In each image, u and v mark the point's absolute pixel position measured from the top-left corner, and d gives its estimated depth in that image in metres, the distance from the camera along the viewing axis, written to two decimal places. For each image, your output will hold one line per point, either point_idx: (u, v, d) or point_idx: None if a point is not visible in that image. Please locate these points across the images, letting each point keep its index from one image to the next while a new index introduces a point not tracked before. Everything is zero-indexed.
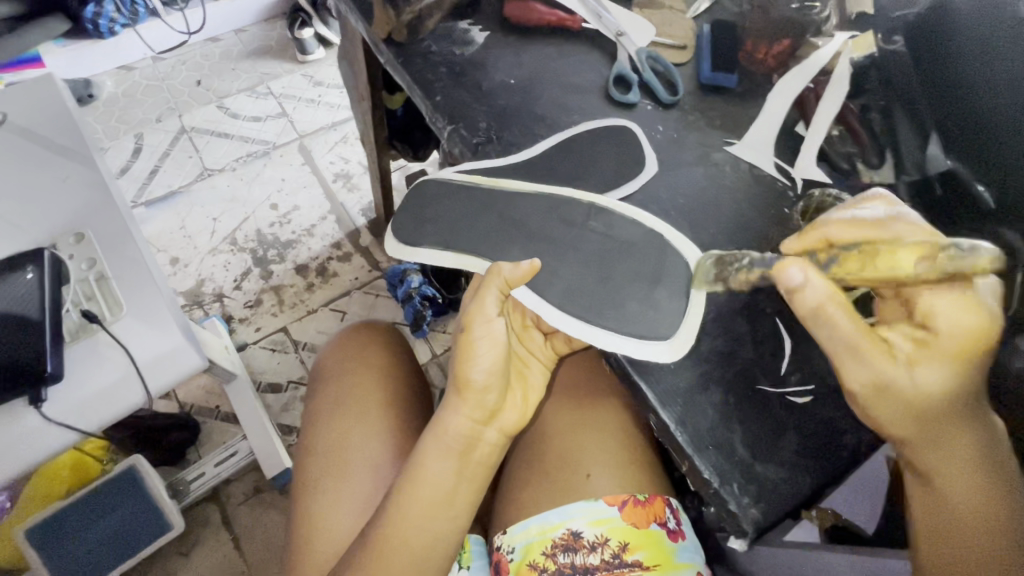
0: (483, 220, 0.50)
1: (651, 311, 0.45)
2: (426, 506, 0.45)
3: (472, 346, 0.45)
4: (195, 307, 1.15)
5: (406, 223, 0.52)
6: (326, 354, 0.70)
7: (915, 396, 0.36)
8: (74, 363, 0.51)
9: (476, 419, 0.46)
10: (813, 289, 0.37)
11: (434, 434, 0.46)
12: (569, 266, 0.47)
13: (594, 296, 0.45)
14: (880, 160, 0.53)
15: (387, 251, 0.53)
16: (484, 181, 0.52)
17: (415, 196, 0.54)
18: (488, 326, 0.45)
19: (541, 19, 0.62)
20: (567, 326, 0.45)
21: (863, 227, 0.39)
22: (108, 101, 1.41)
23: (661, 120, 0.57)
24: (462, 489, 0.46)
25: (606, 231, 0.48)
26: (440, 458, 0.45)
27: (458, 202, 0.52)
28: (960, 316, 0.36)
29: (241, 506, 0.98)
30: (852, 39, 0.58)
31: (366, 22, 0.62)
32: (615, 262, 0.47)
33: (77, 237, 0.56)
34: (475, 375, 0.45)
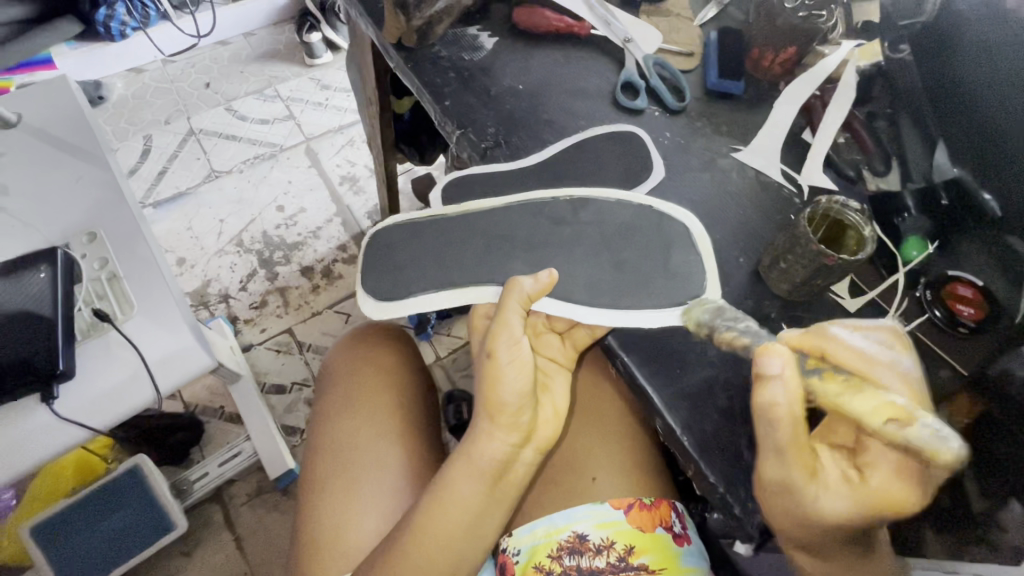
0: (468, 244, 0.51)
1: (671, 278, 0.47)
2: (454, 529, 0.44)
3: (500, 369, 0.43)
4: (201, 307, 1.15)
5: (379, 279, 0.53)
6: (336, 359, 0.69)
7: (810, 510, 0.36)
8: (85, 361, 0.51)
9: (512, 443, 0.44)
10: (778, 389, 0.36)
11: (465, 458, 0.44)
12: (578, 262, 0.49)
13: (617, 284, 0.47)
14: (887, 167, 0.55)
15: (372, 315, 0.53)
16: (446, 213, 0.53)
17: (375, 252, 0.54)
18: (515, 346, 0.44)
19: (549, 25, 0.62)
20: (583, 314, 0.47)
21: (863, 357, 0.38)
22: (118, 103, 1.42)
23: (667, 126, 0.58)
24: (492, 511, 0.45)
25: (599, 219, 0.50)
26: (469, 481, 0.44)
27: (428, 239, 0.53)
28: (894, 480, 0.35)
29: (244, 506, 0.98)
30: (858, 48, 0.59)
31: (376, 27, 0.63)
32: (624, 242, 0.49)
33: (90, 237, 0.57)
34: (506, 398, 0.43)
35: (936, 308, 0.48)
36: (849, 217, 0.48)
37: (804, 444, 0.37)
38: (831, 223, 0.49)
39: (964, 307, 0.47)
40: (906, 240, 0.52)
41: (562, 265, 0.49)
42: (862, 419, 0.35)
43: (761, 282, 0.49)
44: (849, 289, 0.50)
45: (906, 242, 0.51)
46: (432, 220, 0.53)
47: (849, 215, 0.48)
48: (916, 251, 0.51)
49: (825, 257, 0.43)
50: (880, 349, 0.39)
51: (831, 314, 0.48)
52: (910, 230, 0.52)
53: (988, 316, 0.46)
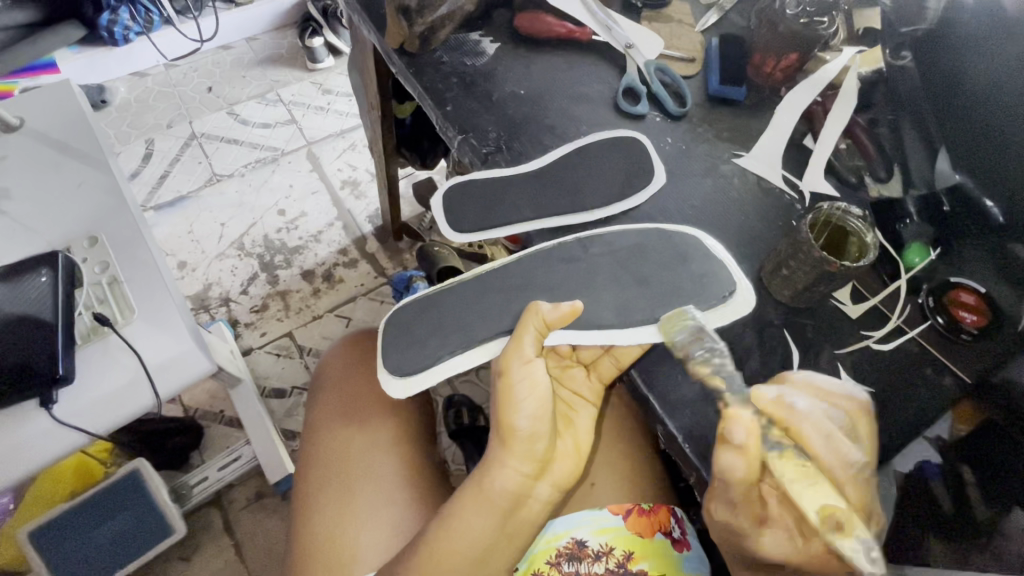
0: (490, 298, 0.50)
1: (696, 280, 0.48)
2: (463, 560, 0.43)
3: (513, 392, 0.43)
4: (202, 311, 1.15)
5: (402, 356, 0.50)
6: (329, 371, 0.68)
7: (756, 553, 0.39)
8: (83, 366, 0.51)
9: (527, 473, 0.44)
10: (737, 455, 0.38)
11: (477, 487, 0.44)
12: (597, 289, 0.49)
13: (640, 303, 0.48)
14: (889, 173, 0.54)
15: (394, 395, 0.49)
16: (464, 279, 0.52)
17: (394, 332, 0.51)
18: (526, 367, 0.44)
19: (551, 31, 0.62)
20: (618, 337, 0.47)
21: (819, 434, 0.38)
22: (121, 106, 1.43)
23: (669, 131, 0.58)
24: (500, 544, 0.44)
25: (612, 247, 0.50)
26: (480, 512, 0.43)
27: (449, 302, 0.51)
28: (821, 566, 0.35)
29: (243, 511, 0.98)
30: (860, 53, 0.59)
31: (378, 33, 0.63)
32: (642, 262, 0.49)
33: (91, 240, 0.57)
34: (521, 424, 0.43)
35: (938, 315, 0.47)
36: (850, 224, 0.48)
37: (755, 496, 0.39)
38: (833, 229, 0.49)
39: (966, 313, 0.46)
40: (908, 247, 0.51)
41: (570, 280, 0.49)
42: (803, 511, 0.36)
43: (763, 287, 0.49)
44: (852, 295, 0.49)
45: (908, 248, 0.51)
46: (446, 291, 0.52)
47: (851, 222, 0.48)
48: (918, 257, 0.50)
49: (829, 263, 0.43)
50: (843, 436, 0.39)
51: (834, 321, 0.48)
52: (912, 236, 0.51)
53: (991, 325, 0.45)
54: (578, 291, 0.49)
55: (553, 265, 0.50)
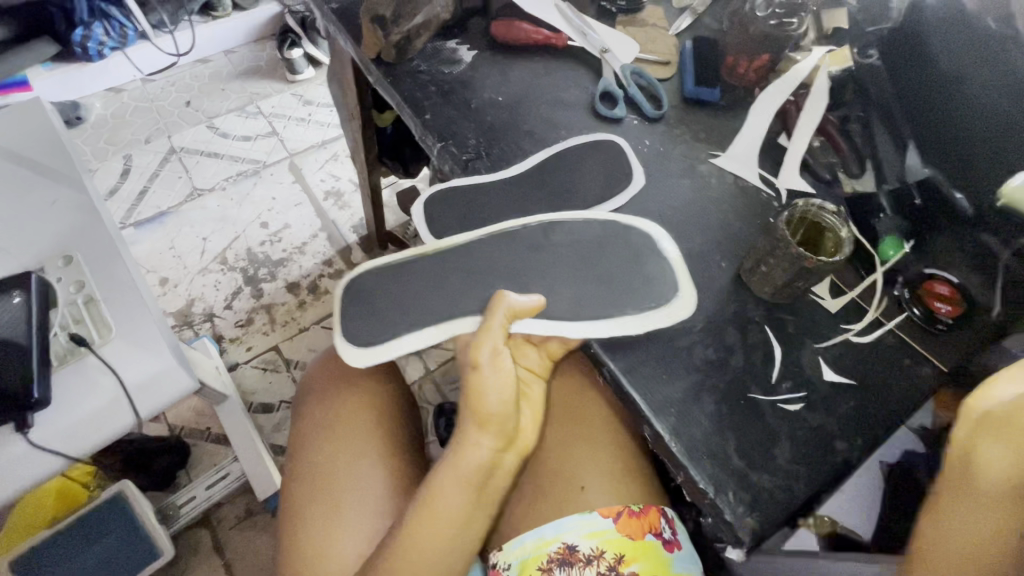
0: (448, 281, 0.50)
1: (646, 279, 0.48)
2: (445, 537, 0.45)
3: (483, 381, 0.45)
4: (185, 327, 1.13)
5: (361, 328, 0.50)
6: (314, 373, 0.68)
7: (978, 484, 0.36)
8: (60, 389, 0.50)
9: (497, 448, 0.46)
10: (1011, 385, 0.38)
11: (452, 467, 0.45)
12: (555, 281, 0.49)
13: (597, 296, 0.48)
14: (861, 169, 0.55)
15: (349, 364, 0.49)
16: (423, 253, 0.51)
17: (353, 303, 0.51)
18: (496, 357, 0.45)
19: (527, 37, 0.63)
20: (568, 329, 0.46)
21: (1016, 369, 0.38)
22: (97, 123, 1.41)
23: (647, 134, 0.58)
24: (477, 517, 0.47)
25: (572, 238, 0.50)
26: (456, 489, 0.45)
27: (407, 279, 0.51)
28: None
29: (234, 529, 0.96)
30: (830, 53, 0.60)
31: (355, 43, 0.63)
32: (600, 257, 0.49)
33: (66, 260, 0.55)
34: (491, 406, 0.45)
35: (914, 307, 0.48)
36: (826, 220, 0.48)
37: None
38: (808, 225, 0.50)
39: (941, 304, 0.48)
40: (883, 240, 0.52)
41: (533, 274, 0.49)
42: None
43: (743, 285, 0.50)
44: (830, 290, 0.50)
45: (883, 242, 0.52)
46: (407, 264, 0.51)
47: (826, 218, 0.48)
48: (893, 250, 0.51)
49: (806, 259, 0.43)
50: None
51: (814, 315, 0.49)
52: (886, 230, 0.52)
53: (964, 313, 0.47)
54: (561, 292, 0.48)
55: (515, 253, 0.50)
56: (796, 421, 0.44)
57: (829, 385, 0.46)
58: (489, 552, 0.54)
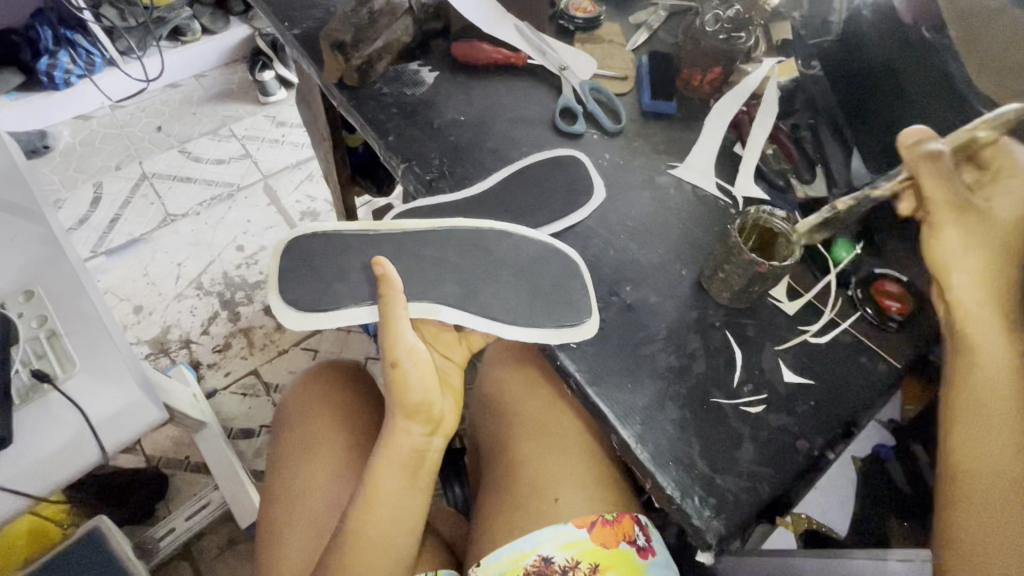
0: (401, 263, 0.50)
1: (563, 301, 0.49)
2: (387, 523, 0.47)
3: (402, 372, 0.46)
4: (161, 355, 1.12)
5: (304, 291, 0.49)
6: (290, 391, 0.69)
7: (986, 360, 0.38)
8: (23, 426, 0.49)
9: (426, 434, 0.48)
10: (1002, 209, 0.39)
11: (386, 455, 0.48)
12: (498, 286, 0.49)
13: (537, 304, 0.49)
14: (812, 175, 0.57)
15: (286, 324, 0.49)
16: (375, 230, 0.51)
17: (297, 263, 0.50)
18: (410, 348, 0.47)
19: (487, 57, 0.64)
20: (506, 331, 0.48)
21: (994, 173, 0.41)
22: (65, 151, 1.39)
23: (607, 148, 0.60)
24: (417, 500, 0.49)
25: (517, 250, 0.50)
26: (393, 475, 0.47)
27: (361, 252, 0.50)
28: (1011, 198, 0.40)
29: (216, 560, 0.94)
30: (779, 64, 0.63)
31: (317, 67, 0.64)
32: (532, 274, 0.50)
33: (27, 294, 0.55)
34: (414, 398, 0.47)
35: (868, 305, 0.50)
36: (777, 225, 0.50)
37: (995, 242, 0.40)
38: (761, 231, 0.51)
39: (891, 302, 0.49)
40: (835, 243, 0.54)
41: (483, 281, 0.49)
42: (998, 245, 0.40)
43: (704, 292, 0.51)
44: (788, 293, 0.52)
45: (837, 243, 0.54)
46: (358, 236, 0.51)
47: (777, 224, 0.50)
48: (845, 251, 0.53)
49: (758, 264, 0.45)
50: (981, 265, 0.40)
51: (772, 318, 0.50)
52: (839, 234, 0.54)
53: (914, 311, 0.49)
54: (518, 308, 0.48)
55: (461, 251, 0.50)
56: (758, 423, 0.45)
57: (789, 386, 0.47)
58: (468, 567, 0.54)
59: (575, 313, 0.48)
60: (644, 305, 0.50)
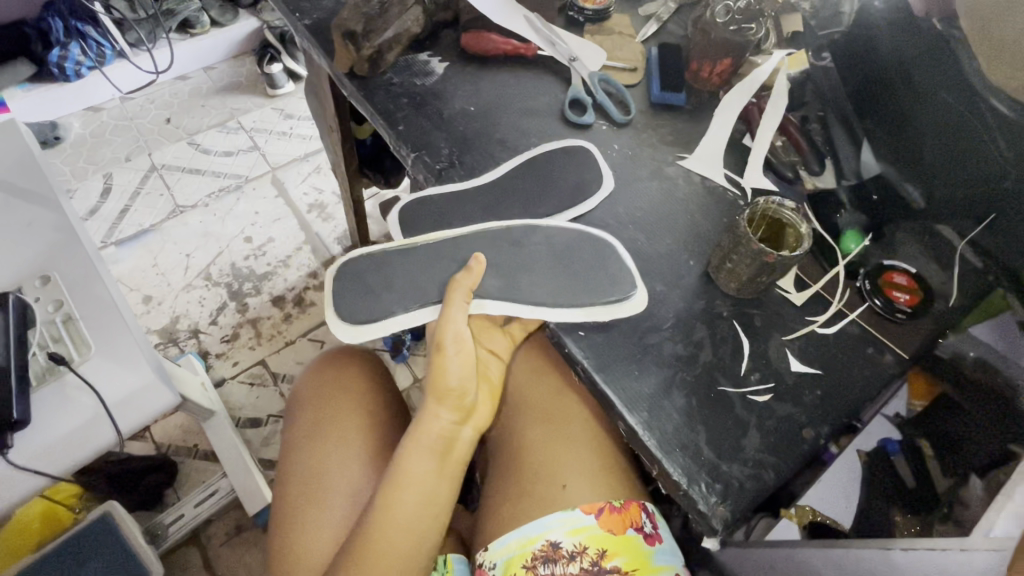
0: (440, 268, 0.51)
1: (607, 278, 0.50)
2: (415, 506, 0.48)
3: (445, 361, 0.47)
4: (170, 344, 1.13)
5: (353, 304, 0.51)
6: (303, 376, 0.70)
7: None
8: (41, 408, 0.50)
9: (455, 420, 0.49)
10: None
11: (416, 438, 0.49)
12: (538, 275, 0.51)
13: (580, 285, 0.50)
14: (821, 167, 0.57)
15: (342, 339, 0.50)
16: (417, 242, 0.53)
17: (347, 281, 0.52)
18: (459, 340, 0.47)
19: (496, 48, 0.64)
20: (551, 314, 0.49)
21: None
22: (76, 142, 1.41)
23: (616, 139, 0.60)
24: (442, 487, 0.49)
25: (551, 240, 0.53)
26: (422, 459, 0.48)
27: (402, 263, 0.52)
28: None
29: (223, 546, 0.96)
30: (788, 57, 0.62)
31: (328, 57, 0.64)
32: (570, 259, 0.52)
33: (44, 280, 0.56)
34: (452, 384, 0.48)
35: (876, 297, 0.50)
36: (786, 216, 0.50)
37: None
38: (769, 221, 0.52)
39: (900, 293, 0.50)
40: (844, 234, 0.54)
41: (522, 273, 0.51)
42: None
43: (712, 282, 0.51)
44: (795, 283, 0.52)
45: (845, 236, 0.54)
46: (402, 250, 0.53)
47: (785, 214, 0.50)
48: (854, 243, 0.53)
49: (766, 254, 0.45)
50: None
51: (780, 309, 0.50)
52: (847, 225, 0.54)
53: (921, 301, 0.49)
54: (560, 292, 0.50)
55: (496, 251, 0.52)
56: (765, 411, 0.45)
57: (795, 376, 0.47)
58: (476, 550, 0.55)
59: (617, 290, 0.49)
60: (651, 294, 0.50)
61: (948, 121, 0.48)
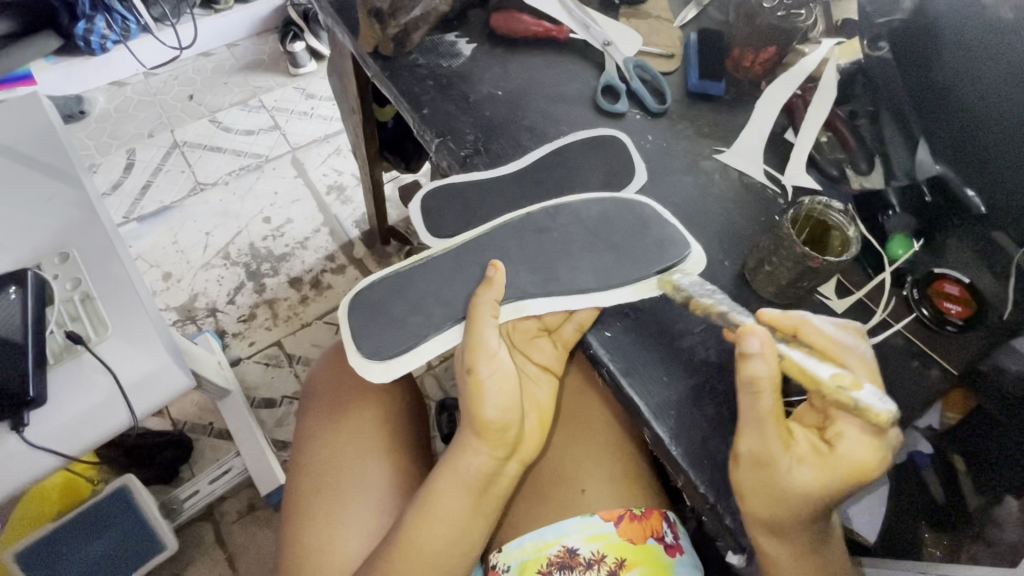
0: (468, 274, 0.49)
1: (657, 244, 0.49)
2: (445, 543, 0.44)
3: (482, 387, 0.44)
4: (188, 322, 1.14)
5: (380, 340, 0.49)
6: (319, 368, 0.68)
7: (782, 480, 0.36)
8: (57, 387, 0.50)
9: (497, 456, 0.45)
10: (761, 364, 0.38)
11: (451, 472, 0.45)
12: (576, 257, 0.49)
13: (620, 262, 0.48)
14: (870, 165, 0.54)
15: (375, 380, 0.48)
16: (430, 257, 0.50)
17: (367, 314, 0.49)
18: (493, 361, 0.45)
19: (527, 30, 0.62)
20: (601, 299, 0.47)
21: (829, 341, 0.40)
22: (100, 116, 1.41)
23: (649, 129, 0.57)
24: (477, 527, 0.45)
25: (580, 217, 0.50)
26: (456, 496, 0.44)
27: (423, 282, 0.50)
28: None
29: (236, 524, 0.97)
30: (839, 45, 0.59)
31: (352, 36, 0.62)
32: (608, 229, 0.50)
33: (62, 257, 0.55)
34: (491, 415, 0.44)
35: (924, 307, 0.47)
36: (833, 219, 0.47)
37: None
38: (815, 224, 0.49)
39: (952, 305, 0.46)
40: (892, 239, 0.51)
41: (563, 261, 0.49)
42: None
43: (747, 284, 0.49)
44: (836, 291, 0.49)
45: (892, 240, 0.51)
46: (415, 268, 0.50)
47: (833, 216, 0.47)
48: (903, 249, 0.50)
49: (811, 258, 0.43)
50: None
51: (819, 315, 0.48)
52: (894, 229, 0.51)
53: (976, 312, 0.46)
54: (592, 276, 0.48)
55: (522, 239, 0.50)
56: None
57: None
58: (489, 551, 0.54)
59: (659, 263, 0.48)
60: (683, 294, 0.48)
61: (1015, 119, 0.43)
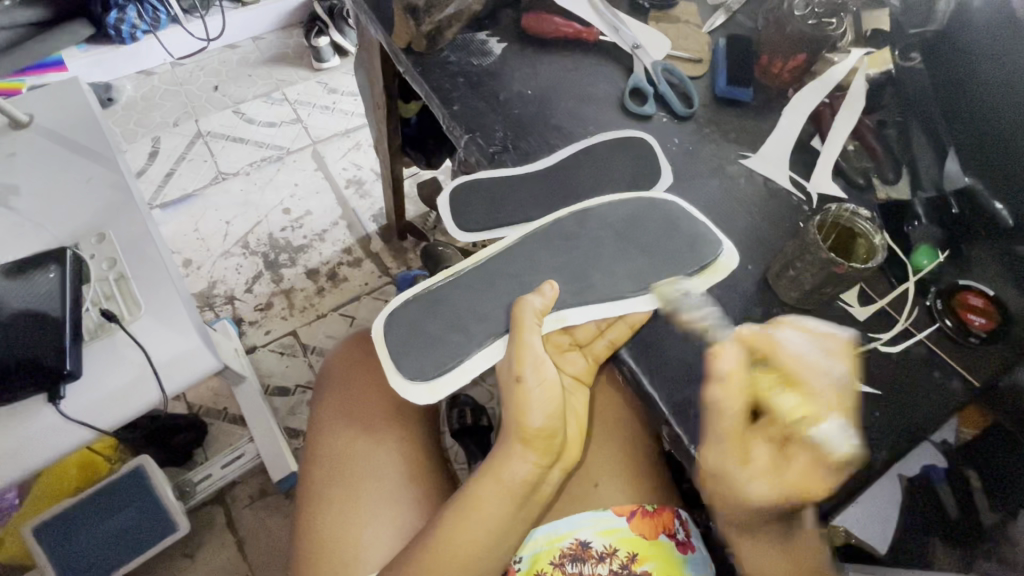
0: (498, 280, 0.50)
1: (689, 243, 0.50)
2: (485, 546, 0.45)
3: (529, 395, 0.45)
4: (206, 309, 1.16)
5: (418, 360, 0.49)
6: (336, 362, 0.68)
7: (739, 496, 0.38)
8: (91, 363, 0.51)
9: (542, 464, 0.45)
10: (720, 390, 0.39)
11: (495, 477, 0.45)
12: (609, 262, 0.50)
13: (640, 267, 0.49)
14: (897, 175, 0.54)
15: (421, 403, 0.49)
16: (459, 271, 0.51)
17: (403, 332, 0.50)
18: (540, 371, 0.46)
19: (557, 31, 0.62)
20: (632, 306, 0.48)
21: (800, 359, 0.40)
22: (128, 104, 1.44)
23: (676, 132, 0.58)
24: (513, 530, 0.46)
25: (608, 221, 0.51)
26: (499, 499, 0.45)
27: (459, 293, 0.50)
28: None
29: (246, 508, 0.98)
30: (868, 55, 0.59)
31: (385, 31, 0.63)
32: (639, 230, 0.51)
33: (99, 237, 0.57)
34: (536, 422, 0.44)
35: (947, 318, 0.47)
36: (860, 226, 0.48)
37: None
38: (840, 231, 0.49)
39: (975, 316, 0.47)
40: (916, 249, 0.51)
41: (593, 270, 0.50)
42: None
43: (770, 289, 0.49)
44: (859, 297, 0.49)
45: (917, 250, 0.51)
46: (449, 283, 0.51)
47: (859, 223, 0.48)
48: (927, 259, 0.50)
49: (836, 266, 0.43)
50: None
51: (840, 323, 0.48)
52: (919, 239, 0.51)
53: (999, 326, 0.46)
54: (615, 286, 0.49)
55: (555, 247, 0.51)
56: None
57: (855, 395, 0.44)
58: None
59: (687, 267, 0.49)
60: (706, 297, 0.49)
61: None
